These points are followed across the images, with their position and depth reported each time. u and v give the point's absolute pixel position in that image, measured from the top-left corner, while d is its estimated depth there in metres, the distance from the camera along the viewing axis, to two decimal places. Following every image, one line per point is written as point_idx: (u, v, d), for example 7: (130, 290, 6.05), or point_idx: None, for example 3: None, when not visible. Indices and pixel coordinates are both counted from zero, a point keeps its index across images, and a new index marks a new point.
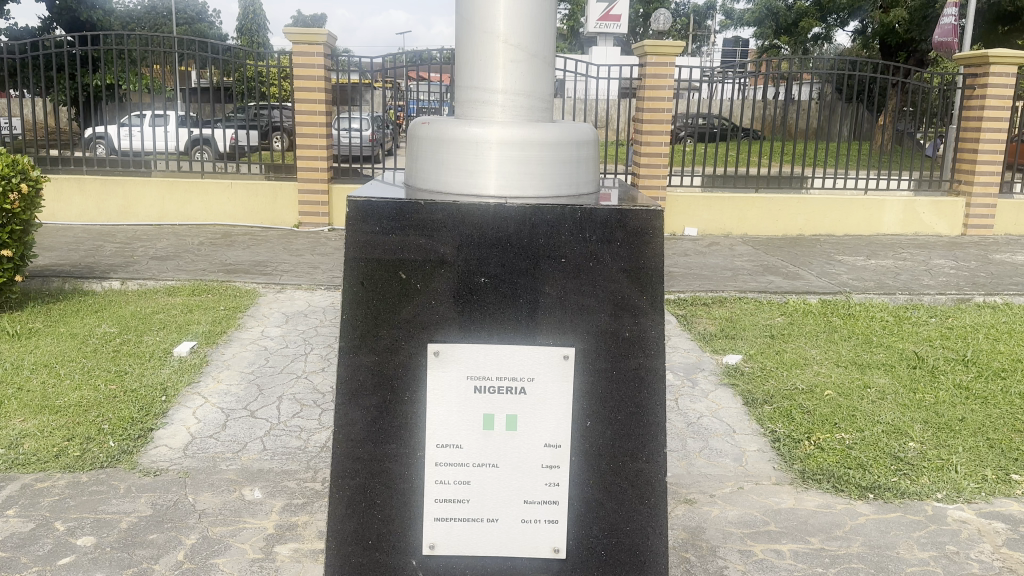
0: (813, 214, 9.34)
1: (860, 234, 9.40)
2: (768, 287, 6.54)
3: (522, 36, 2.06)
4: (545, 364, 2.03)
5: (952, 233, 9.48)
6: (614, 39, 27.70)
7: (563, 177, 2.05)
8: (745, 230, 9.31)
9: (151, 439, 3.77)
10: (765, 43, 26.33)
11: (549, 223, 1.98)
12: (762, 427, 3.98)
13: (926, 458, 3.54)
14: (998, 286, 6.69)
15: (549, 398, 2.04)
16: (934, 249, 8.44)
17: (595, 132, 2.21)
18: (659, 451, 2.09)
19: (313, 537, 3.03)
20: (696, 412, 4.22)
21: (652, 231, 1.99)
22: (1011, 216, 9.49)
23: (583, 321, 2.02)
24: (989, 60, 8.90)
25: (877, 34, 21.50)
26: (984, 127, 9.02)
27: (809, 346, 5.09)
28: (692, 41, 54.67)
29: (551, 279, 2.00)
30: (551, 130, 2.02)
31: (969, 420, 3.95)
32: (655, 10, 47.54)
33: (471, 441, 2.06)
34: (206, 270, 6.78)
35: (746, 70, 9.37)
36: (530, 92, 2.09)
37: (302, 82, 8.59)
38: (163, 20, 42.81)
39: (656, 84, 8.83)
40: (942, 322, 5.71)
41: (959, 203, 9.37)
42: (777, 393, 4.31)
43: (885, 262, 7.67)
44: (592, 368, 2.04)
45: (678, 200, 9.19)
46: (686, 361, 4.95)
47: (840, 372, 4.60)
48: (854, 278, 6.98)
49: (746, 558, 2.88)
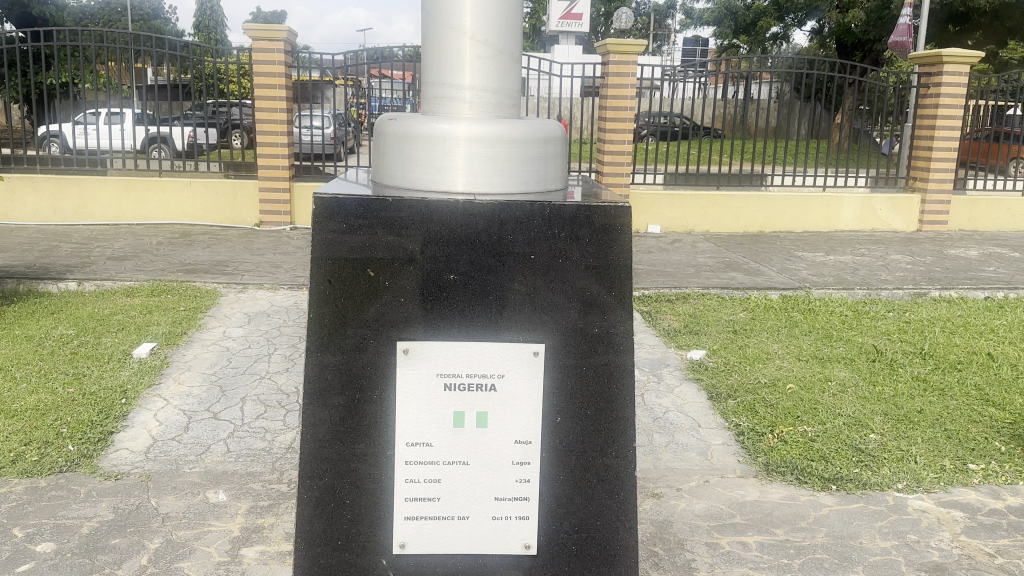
0: (772, 211, 9.47)
1: (818, 230, 9.57)
2: (730, 283, 6.63)
3: (488, 32, 2.05)
4: (515, 361, 2.02)
5: (908, 230, 9.68)
6: (577, 38, 27.84)
7: (530, 173, 2.05)
8: (706, 226, 9.42)
9: (111, 443, 3.69)
10: (723, 43, 26.70)
11: (517, 219, 1.97)
12: (726, 421, 4.03)
13: (886, 450, 3.62)
14: (952, 280, 6.86)
15: (518, 395, 2.04)
16: (890, 245, 8.62)
17: (562, 128, 2.20)
18: (628, 446, 2.10)
19: (280, 539, 2.99)
20: (662, 407, 4.25)
21: (620, 227, 2.00)
22: (963, 212, 9.73)
23: (553, 317, 2.02)
24: (943, 60, 9.11)
25: (834, 33, 21.92)
26: (939, 125, 9.25)
27: (770, 341, 5.16)
28: (654, 41, 55.14)
29: (519, 275, 2.00)
30: (517, 127, 2.01)
31: (927, 411, 4.05)
32: (616, 10, 47.88)
33: (440, 438, 2.05)
34: (165, 270, 6.65)
35: (706, 69, 9.43)
36: (497, 89, 2.09)
37: (262, 78, 8.46)
38: (118, 16, 42.05)
39: (618, 83, 8.89)
40: (899, 316, 5.84)
41: (914, 199, 9.58)
42: (740, 387, 4.37)
43: (844, 258, 7.83)
44: (561, 364, 2.05)
45: (641, 197, 9.25)
46: (651, 357, 4.99)
47: (800, 366, 4.68)
48: (813, 273, 7.11)
49: (712, 551, 2.92)
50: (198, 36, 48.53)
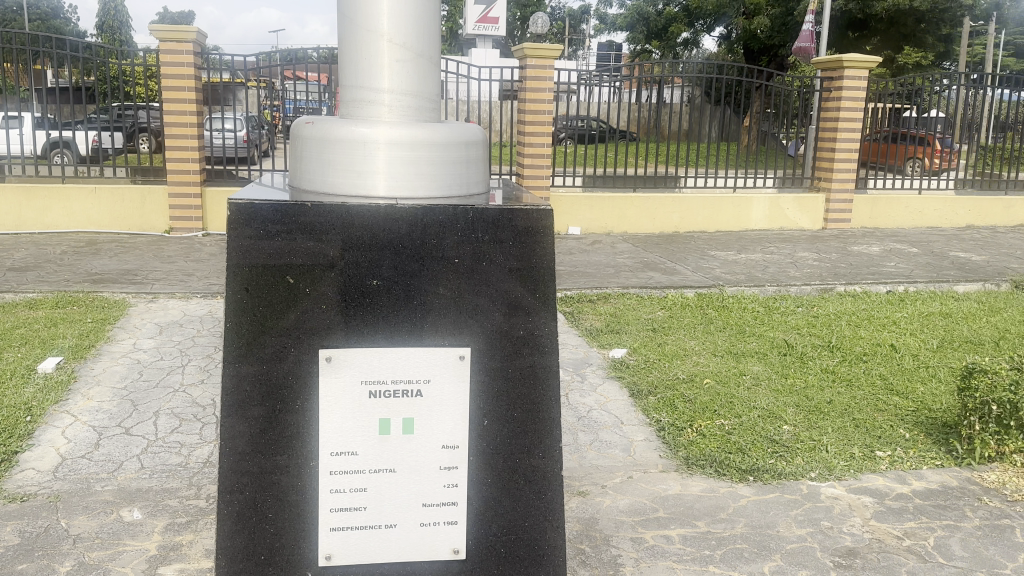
0: (687, 212, 9.73)
1: (730, 230, 9.89)
2: (649, 282, 6.78)
3: (406, 36, 2.04)
4: (441, 366, 2.02)
5: (815, 228, 10.11)
6: (494, 42, 27.95)
7: (453, 177, 2.03)
8: (625, 227, 9.60)
9: (16, 463, 3.49)
10: (637, 47, 27.30)
11: (440, 223, 1.97)
12: (647, 417, 4.12)
13: (799, 440, 3.77)
14: (856, 275, 7.20)
15: (445, 399, 2.03)
16: (798, 243, 8.98)
17: (484, 132, 2.19)
18: (555, 446, 2.12)
19: (200, 556, 2.89)
20: (586, 406, 4.31)
21: (543, 230, 2.02)
22: (865, 210, 10.22)
23: (478, 321, 2.02)
24: (843, 65, 9.58)
25: (741, 39, 22.70)
26: (841, 128, 9.71)
27: (687, 338, 5.30)
28: (569, 45, 55.87)
29: (443, 280, 1.99)
30: (438, 130, 2.00)
31: (836, 401, 4.23)
32: (531, 14, 48.30)
33: (366, 447, 2.02)
34: (70, 281, 6.33)
35: (622, 73, 9.61)
36: (416, 92, 2.07)
37: (171, 80, 8.17)
38: (10, 15, 39.90)
39: (536, 86, 8.97)
40: (808, 311, 6.09)
41: (819, 199, 10.03)
42: (660, 383, 4.47)
43: (755, 256, 8.11)
44: (487, 368, 2.05)
45: (561, 199, 9.38)
46: (574, 356, 5.05)
47: (717, 362, 4.83)
48: (727, 272, 7.34)
49: (637, 545, 2.97)
50: (99, 37, 46.47)
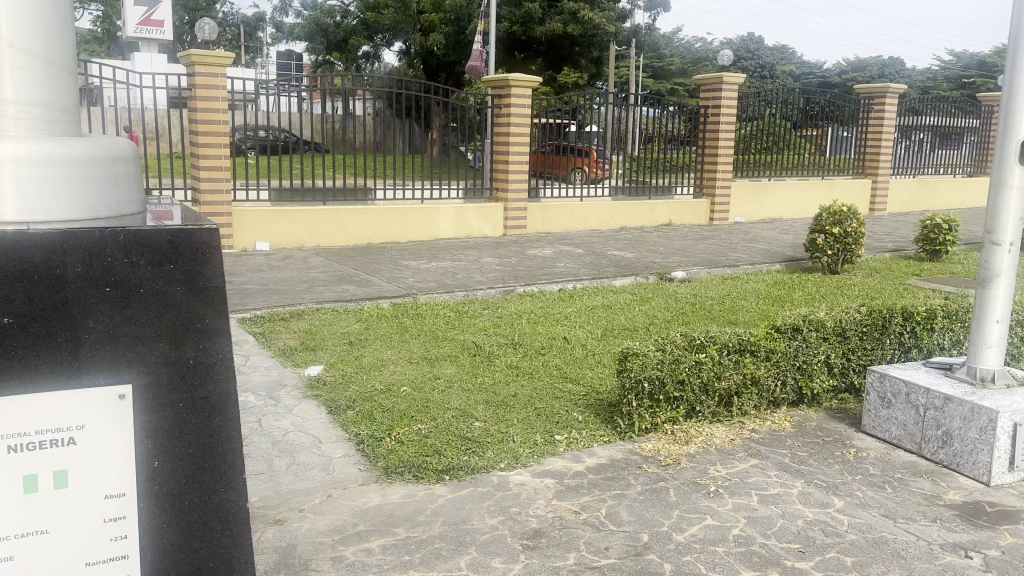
0: (378, 223, 9.84)
1: (420, 239, 10.20)
2: (343, 296, 6.74)
3: (30, 40, 1.78)
4: (97, 408, 1.81)
5: (496, 234, 10.85)
6: (160, 47, 25.87)
7: (100, 197, 1.81)
8: (315, 241, 9.45)
9: None
10: (318, 59, 27.05)
11: (85, 249, 1.76)
12: (346, 431, 4.09)
13: (488, 434, 4.01)
14: (533, 276, 7.84)
15: (105, 443, 1.83)
16: (482, 249, 9.55)
17: (136, 147, 2.00)
18: (238, 477, 2.01)
19: None
20: (282, 429, 4.16)
21: (209, 250, 1.90)
22: (538, 217, 11.17)
23: (140, 354, 1.85)
24: (509, 83, 10.45)
25: (419, 55, 23.57)
26: (512, 141, 10.57)
27: (383, 349, 5.36)
28: (246, 53, 53.55)
29: (94, 313, 1.79)
30: (78, 145, 1.76)
31: (520, 394, 4.57)
32: (202, 18, 45.45)
33: (6, 512, 1.74)
34: None
35: (303, 85, 9.45)
36: (47, 103, 1.83)
37: None
38: None
39: (209, 97, 8.45)
40: (493, 312, 6.50)
41: (498, 207, 10.79)
42: (358, 396, 4.47)
43: (444, 264, 8.46)
44: (155, 403, 1.88)
45: (245, 214, 8.96)
46: (268, 378, 4.85)
47: (412, 369, 4.95)
48: (419, 280, 7.56)
49: (338, 564, 2.94)
50: None
